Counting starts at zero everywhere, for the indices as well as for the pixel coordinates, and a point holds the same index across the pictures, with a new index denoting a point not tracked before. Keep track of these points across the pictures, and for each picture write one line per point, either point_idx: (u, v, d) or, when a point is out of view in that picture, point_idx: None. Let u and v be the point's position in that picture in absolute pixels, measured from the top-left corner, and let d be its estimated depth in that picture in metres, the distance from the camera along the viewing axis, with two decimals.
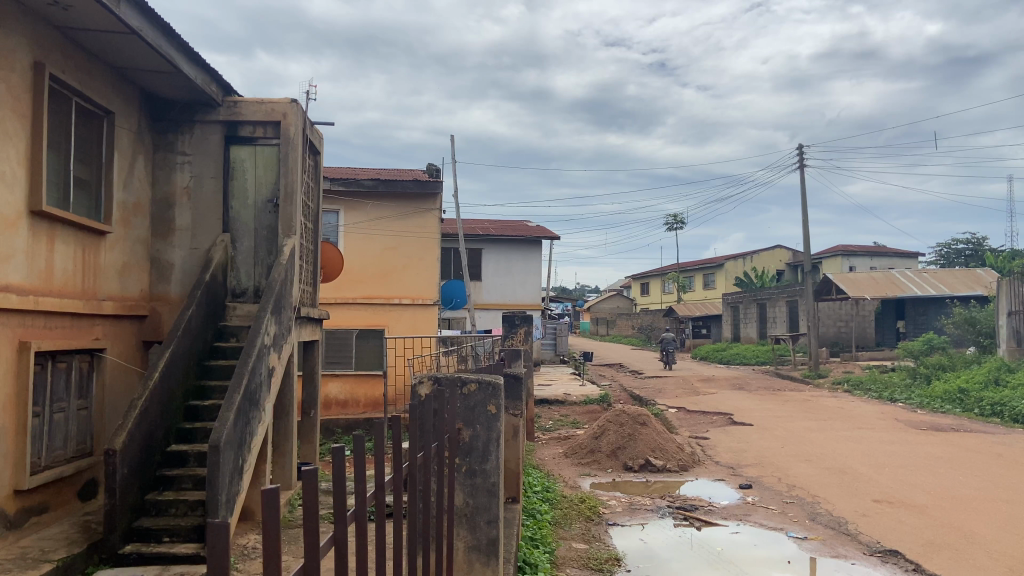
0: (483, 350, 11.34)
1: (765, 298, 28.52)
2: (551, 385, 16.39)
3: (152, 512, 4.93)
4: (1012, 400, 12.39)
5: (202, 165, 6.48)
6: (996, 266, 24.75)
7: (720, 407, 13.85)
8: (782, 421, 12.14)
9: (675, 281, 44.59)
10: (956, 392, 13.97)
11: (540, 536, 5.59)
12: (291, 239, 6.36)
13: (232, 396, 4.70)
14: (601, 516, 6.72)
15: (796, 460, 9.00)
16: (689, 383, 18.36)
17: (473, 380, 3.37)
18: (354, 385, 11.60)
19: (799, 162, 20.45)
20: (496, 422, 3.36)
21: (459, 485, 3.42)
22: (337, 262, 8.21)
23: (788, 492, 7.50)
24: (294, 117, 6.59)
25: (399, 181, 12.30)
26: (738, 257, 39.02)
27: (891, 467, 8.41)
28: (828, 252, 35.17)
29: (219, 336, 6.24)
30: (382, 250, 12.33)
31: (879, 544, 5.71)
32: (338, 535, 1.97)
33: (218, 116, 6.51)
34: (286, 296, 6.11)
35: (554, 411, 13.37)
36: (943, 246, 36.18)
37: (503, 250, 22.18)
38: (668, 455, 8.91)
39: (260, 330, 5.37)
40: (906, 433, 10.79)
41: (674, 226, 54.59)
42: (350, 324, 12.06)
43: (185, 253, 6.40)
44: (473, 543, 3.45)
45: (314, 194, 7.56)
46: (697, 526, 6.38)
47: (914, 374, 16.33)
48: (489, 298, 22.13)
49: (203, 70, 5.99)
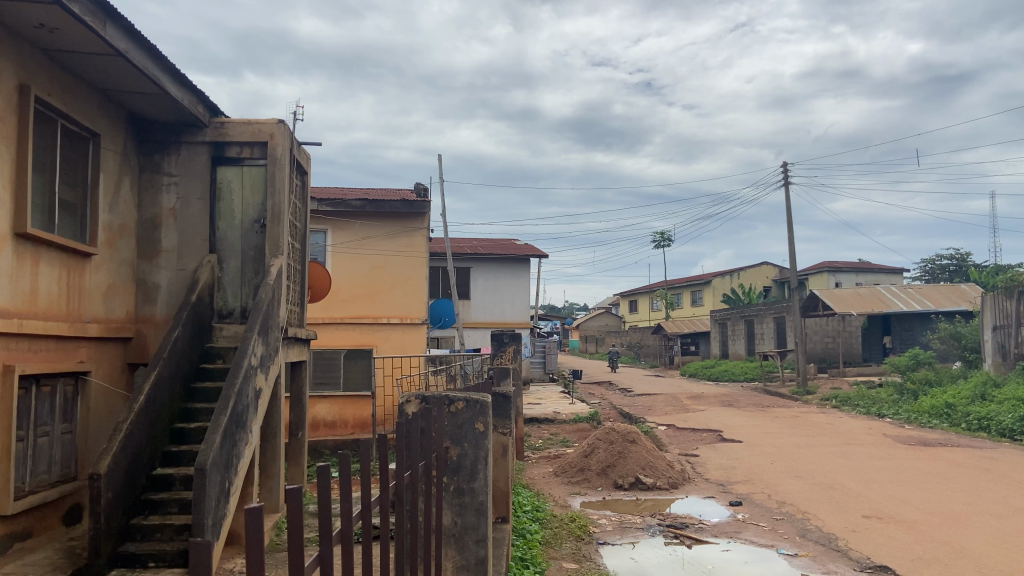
0: (472, 369, 11.28)
1: (752, 314, 28.64)
2: (540, 403, 16.34)
3: (137, 537, 4.86)
4: (999, 414, 12.46)
5: (188, 185, 6.48)
6: (980, 281, 25.01)
7: (710, 425, 13.81)
8: (771, 438, 12.12)
9: (663, 298, 44.77)
10: (943, 407, 14.03)
11: (530, 556, 5.55)
12: (278, 259, 6.36)
13: (219, 418, 4.66)
14: (592, 535, 6.68)
15: (786, 477, 8.97)
16: (678, 401, 18.34)
17: (460, 399, 3.34)
18: (341, 405, 11.51)
19: (783, 179, 20.64)
20: (484, 440, 3.36)
21: (447, 504, 3.38)
22: (325, 279, 8.15)
23: (778, 509, 7.48)
24: (281, 137, 6.58)
25: (388, 202, 12.41)
26: (725, 273, 39.36)
27: (880, 482, 8.42)
28: (814, 268, 35.49)
29: (205, 357, 6.20)
30: (369, 269, 12.27)
31: (869, 560, 5.69)
32: (325, 555, 1.94)
33: (205, 137, 6.51)
34: (274, 317, 6.08)
35: (544, 430, 13.31)
36: (928, 262, 36.54)
37: (492, 269, 22.22)
38: (658, 473, 8.90)
39: (247, 351, 5.34)
40: (894, 448, 10.83)
41: (663, 243, 55.09)
42: (338, 344, 12.00)
43: (171, 274, 6.37)
44: (461, 563, 3.38)
45: (302, 214, 7.56)
46: (687, 544, 6.36)
47: (902, 390, 16.39)
48: (477, 317, 22.05)
49: (189, 91, 5.99)
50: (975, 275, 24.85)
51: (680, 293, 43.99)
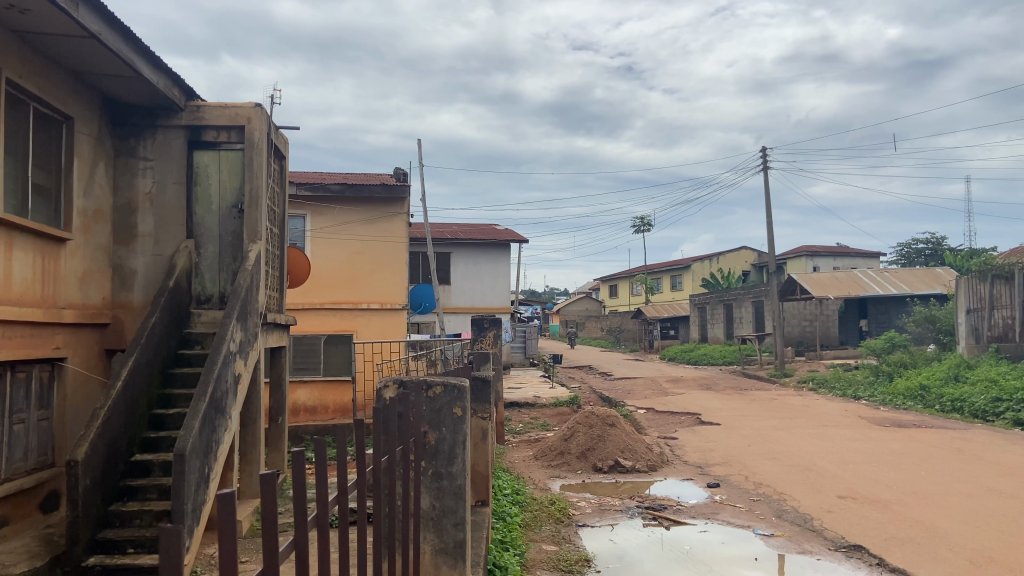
0: (452, 354, 11.29)
1: (731, 298, 28.85)
2: (520, 389, 16.38)
3: (116, 523, 4.85)
4: (972, 396, 12.67)
5: (165, 170, 6.41)
6: (954, 265, 25.36)
7: (689, 408, 13.93)
8: (749, 420, 12.26)
9: (642, 283, 45.00)
10: (917, 389, 14.25)
11: (509, 539, 5.58)
12: (256, 244, 6.33)
13: (197, 404, 4.64)
14: (571, 517, 6.73)
15: (763, 459, 9.08)
16: (657, 384, 18.48)
17: (438, 383, 3.34)
18: (322, 391, 11.53)
19: (762, 165, 20.73)
20: (462, 425, 3.34)
21: (425, 488, 3.38)
22: (303, 265, 8.13)
23: (755, 490, 7.59)
24: (259, 121, 6.57)
25: (367, 186, 12.35)
26: (704, 258, 39.60)
27: (855, 463, 8.55)
28: (792, 252, 35.83)
29: (184, 344, 6.17)
30: (350, 254, 12.24)
31: (843, 539, 5.79)
32: (300, 539, 1.93)
33: (181, 121, 6.44)
34: (252, 302, 6.04)
35: (524, 414, 13.40)
36: (904, 246, 37.03)
37: (472, 255, 22.23)
38: (637, 456, 8.97)
39: (226, 337, 5.30)
40: (869, 430, 11.00)
41: (643, 229, 55.46)
42: (317, 329, 11.94)
43: (148, 260, 6.31)
44: (439, 546, 3.40)
45: (280, 199, 7.52)
46: (666, 525, 6.43)
47: (877, 372, 16.63)
48: (457, 302, 22.05)
49: (165, 74, 5.93)
50: (950, 259, 25.17)
51: (660, 278, 44.09)
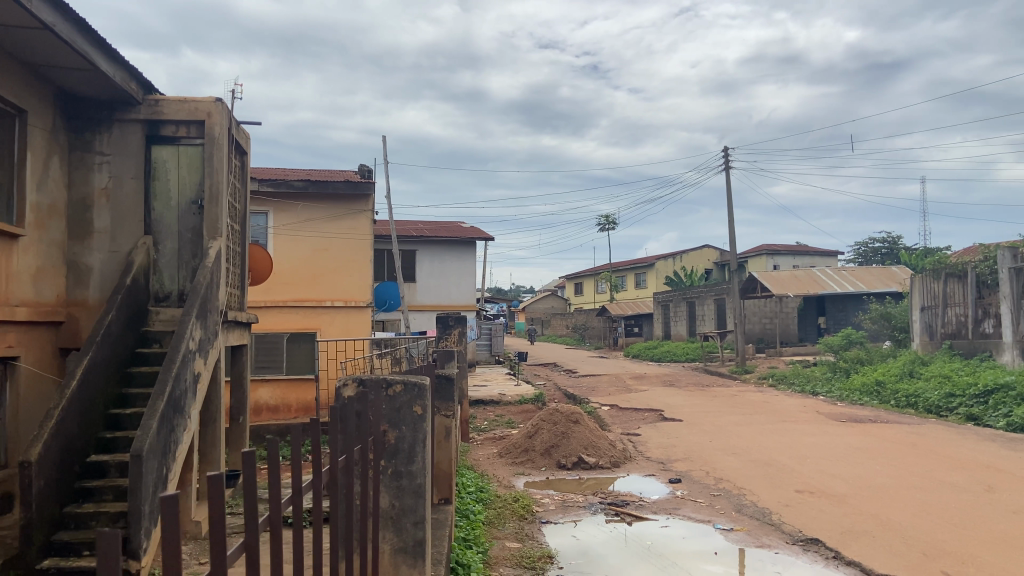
0: (417, 351, 11.27)
1: (694, 296, 29.19)
2: (486, 386, 16.37)
3: (71, 525, 4.75)
4: (925, 391, 13.00)
5: (121, 165, 6.29)
6: (909, 264, 25.98)
7: (652, 404, 14.07)
8: (711, 416, 12.42)
9: (607, 281, 45.29)
10: (873, 385, 14.57)
11: (473, 537, 5.58)
12: (216, 241, 6.24)
13: (154, 403, 4.56)
14: (534, 514, 6.75)
15: (723, 454, 9.21)
16: (621, 381, 18.63)
17: (398, 381, 3.32)
18: (284, 389, 11.43)
19: (725, 165, 20.97)
20: (422, 423, 3.33)
21: (385, 487, 3.37)
22: (265, 262, 8.04)
23: (715, 485, 7.69)
24: (219, 116, 6.49)
25: (331, 183, 12.18)
26: (668, 257, 40.00)
27: (812, 458, 8.72)
28: (753, 251, 36.37)
29: (141, 342, 6.06)
30: (313, 251, 12.13)
31: (801, 533, 5.90)
32: (251, 541, 1.90)
33: (138, 115, 6.33)
34: (212, 300, 5.96)
35: (489, 412, 13.41)
36: (861, 245, 37.85)
37: (437, 252, 22.15)
38: (601, 453, 9.04)
39: (185, 335, 5.22)
40: (827, 425, 11.23)
41: (607, 227, 55.83)
42: (280, 327, 11.81)
43: (104, 256, 6.18)
44: (399, 545, 3.37)
45: (241, 195, 7.43)
46: (628, 521, 6.49)
47: (835, 369, 16.97)
48: (422, 299, 21.97)
49: (121, 67, 5.82)
50: (905, 258, 25.77)
51: (625, 276, 44.43)
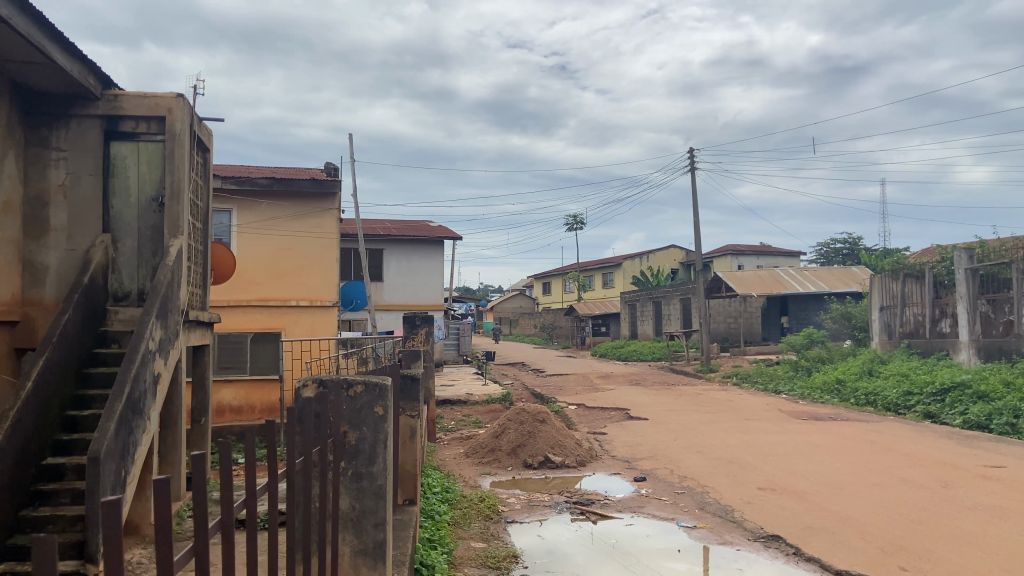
0: (383, 351, 11.21)
1: (660, 296, 29.43)
2: (453, 386, 16.33)
3: (27, 530, 4.63)
4: (883, 390, 13.26)
5: (79, 161, 6.16)
6: (869, 264, 26.49)
7: (617, 403, 14.15)
8: (676, 415, 12.53)
9: (575, 281, 45.46)
10: (833, 383, 14.82)
11: (438, 537, 5.56)
12: (177, 239, 6.13)
13: (113, 405, 4.47)
14: (500, 514, 6.74)
15: (688, 452, 9.29)
16: (588, 380, 18.71)
17: (359, 382, 3.29)
18: (248, 390, 11.31)
19: (691, 166, 21.16)
20: (383, 424, 3.31)
21: (345, 488, 3.34)
22: (228, 260, 7.94)
23: (679, 483, 7.75)
24: (180, 112, 6.39)
25: (297, 180, 12.09)
26: (634, 257, 40.28)
27: (774, 456, 8.84)
28: (718, 252, 36.79)
29: (99, 342, 5.93)
30: (278, 250, 12.02)
31: (762, 530, 5.97)
32: (200, 547, 1.85)
33: (97, 110, 6.19)
34: (173, 299, 5.85)
35: (456, 411, 13.37)
36: (823, 246, 38.51)
37: (405, 251, 22.03)
38: (566, 452, 9.07)
39: (144, 336, 5.12)
40: (788, 423, 11.40)
41: (575, 227, 56.06)
42: (244, 327, 11.64)
43: (61, 255, 6.04)
44: (359, 547, 3.34)
45: (203, 192, 7.32)
46: (593, 520, 6.52)
47: (797, 367, 17.22)
48: (389, 299, 21.85)
49: (79, 61, 5.68)
50: (865, 259, 26.27)
51: (592, 276, 44.65)
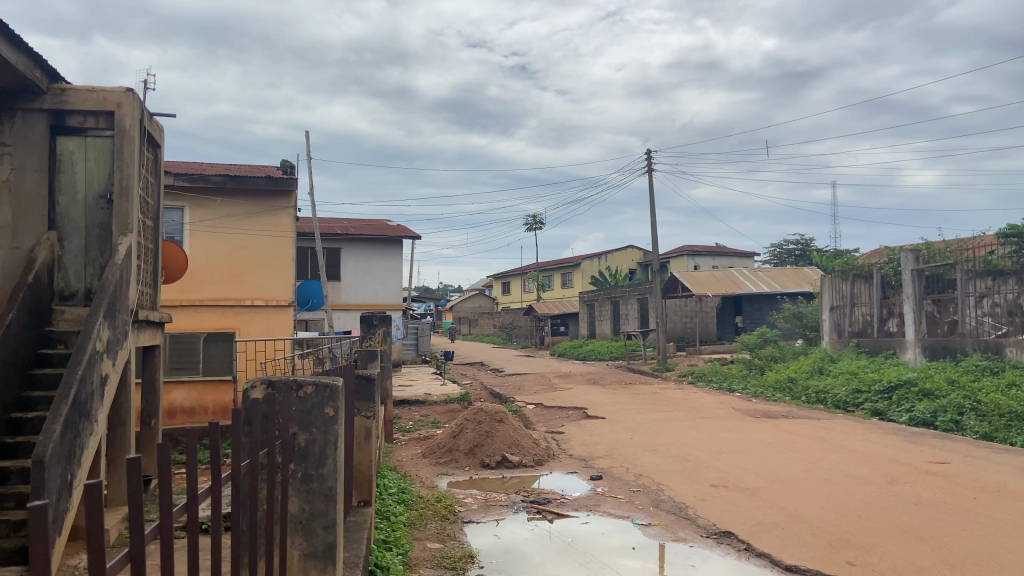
0: (338, 351, 11.11)
1: (618, 296, 29.67)
2: (411, 386, 16.25)
3: None
4: (833, 387, 13.55)
5: (24, 156, 6.02)
6: (820, 265, 27.07)
7: (575, 403, 14.23)
8: (632, 414, 12.65)
9: (534, 280, 45.58)
10: (784, 381, 15.11)
11: (393, 538, 5.53)
12: (127, 237, 5.95)
13: (58, 407, 4.35)
14: (457, 514, 6.73)
15: (644, 451, 9.38)
16: (546, 380, 18.77)
17: (309, 382, 3.23)
18: (200, 391, 11.11)
19: (648, 167, 21.37)
20: (334, 425, 3.27)
21: (294, 490, 3.30)
22: (180, 259, 7.79)
23: (635, 481, 7.83)
24: (130, 107, 6.22)
25: (251, 178, 12.02)
26: (593, 257, 40.55)
27: (727, 453, 8.98)
28: (675, 252, 37.24)
29: (45, 343, 5.77)
30: (232, 249, 11.83)
31: (715, 526, 6.06)
32: (136, 552, 1.81)
33: (43, 104, 6.03)
34: (121, 299, 5.70)
35: (414, 412, 13.31)
36: (776, 246, 39.24)
37: (363, 251, 21.85)
38: (524, 451, 9.09)
39: (91, 336, 4.99)
40: (741, 420, 11.59)
41: (535, 227, 56.23)
42: (196, 327, 11.41)
43: (5, 252, 5.89)
44: (308, 550, 3.31)
45: (154, 190, 7.16)
46: (550, 518, 6.54)
47: (750, 366, 17.52)
48: (347, 298, 21.65)
49: (23, 53, 5.50)
50: (817, 260, 26.83)
51: (552, 276, 44.83)
